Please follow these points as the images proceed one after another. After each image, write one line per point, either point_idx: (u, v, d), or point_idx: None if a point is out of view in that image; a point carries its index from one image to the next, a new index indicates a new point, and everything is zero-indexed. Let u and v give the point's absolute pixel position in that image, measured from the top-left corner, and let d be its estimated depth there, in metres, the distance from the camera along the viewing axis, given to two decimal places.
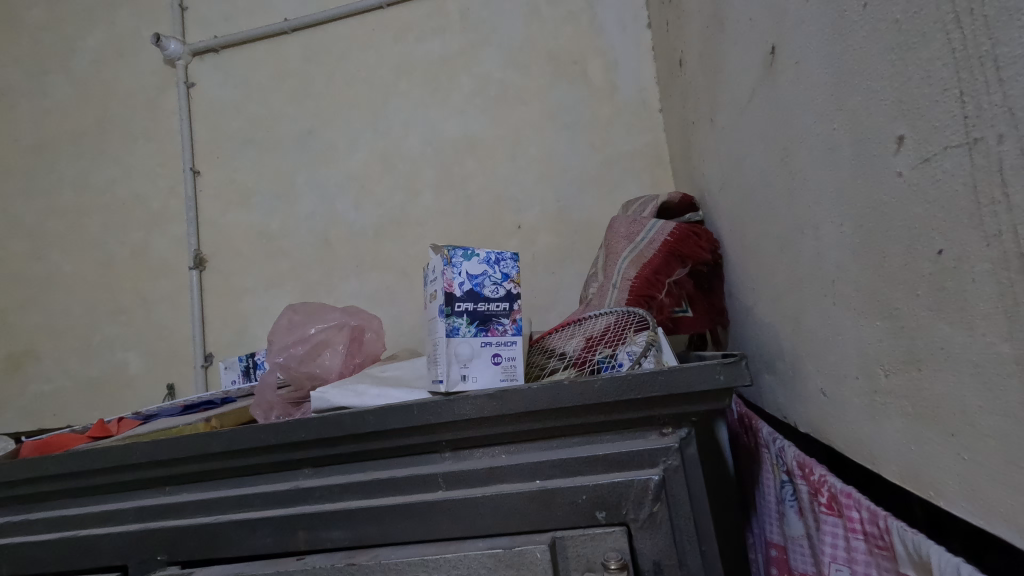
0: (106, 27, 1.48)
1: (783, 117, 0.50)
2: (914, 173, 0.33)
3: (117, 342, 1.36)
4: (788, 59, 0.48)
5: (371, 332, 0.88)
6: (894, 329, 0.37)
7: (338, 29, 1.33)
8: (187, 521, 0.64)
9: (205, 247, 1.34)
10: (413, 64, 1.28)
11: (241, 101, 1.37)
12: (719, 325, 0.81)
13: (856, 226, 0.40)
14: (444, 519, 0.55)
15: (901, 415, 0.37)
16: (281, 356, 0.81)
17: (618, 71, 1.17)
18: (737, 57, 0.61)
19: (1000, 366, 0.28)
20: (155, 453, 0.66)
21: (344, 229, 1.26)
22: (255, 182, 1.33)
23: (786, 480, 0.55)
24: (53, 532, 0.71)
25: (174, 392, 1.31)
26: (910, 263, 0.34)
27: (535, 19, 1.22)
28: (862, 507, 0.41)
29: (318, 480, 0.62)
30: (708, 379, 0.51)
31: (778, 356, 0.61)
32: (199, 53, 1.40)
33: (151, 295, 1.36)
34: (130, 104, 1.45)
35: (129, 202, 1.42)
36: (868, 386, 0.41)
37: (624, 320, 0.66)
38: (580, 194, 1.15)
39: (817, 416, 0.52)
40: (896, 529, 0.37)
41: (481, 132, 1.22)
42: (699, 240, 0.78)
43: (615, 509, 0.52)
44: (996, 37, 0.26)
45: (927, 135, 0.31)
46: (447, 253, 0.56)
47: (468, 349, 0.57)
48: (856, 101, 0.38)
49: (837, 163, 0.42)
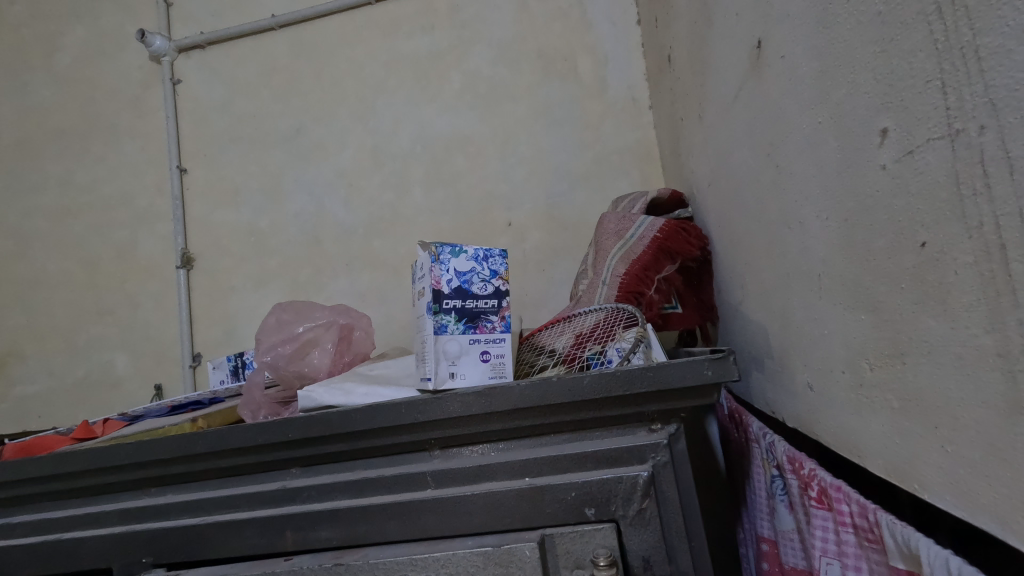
0: (89, 22, 1.46)
1: (770, 111, 0.50)
2: (898, 166, 0.33)
3: (104, 341, 1.35)
4: (774, 54, 0.48)
5: (360, 331, 0.88)
6: (879, 323, 0.37)
7: (325, 25, 1.32)
8: (173, 522, 0.63)
9: (192, 246, 1.32)
10: (402, 61, 1.27)
11: (229, 98, 1.35)
12: (708, 321, 0.81)
13: (841, 220, 0.40)
14: (432, 518, 0.54)
15: (887, 409, 0.37)
16: (268, 355, 0.80)
17: (608, 68, 1.17)
18: (724, 52, 0.61)
19: (981, 358, 0.28)
20: (140, 454, 0.65)
21: (333, 228, 1.25)
22: (243, 180, 1.32)
23: (776, 474, 0.55)
24: (36, 536, 0.70)
25: (161, 393, 1.30)
26: (893, 257, 0.34)
27: (525, 15, 1.22)
28: (852, 501, 0.41)
29: (306, 480, 0.61)
30: (696, 374, 0.51)
31: (766, 352, 0.61)
32: (185, 50, 1.38)
33: (138, 294, 1.35)
34: (115, 102, 1.43)
35: (115, 200, 1.40)
36: (854, 380, 0.41)
37: (613, 316, 0.66)
38: (570, 191, 1.15)
39: (804, 412, 0.52)
40: (885, 522, 0.37)
41: (471, 130, 1.21)
42: (688, 236, 0.78)
43: (604, 506, 0.52)
44: (977, 28, 0.26)
45: (911, 127, 0.31)
46: (435, 250, 0.56)
47: (456, 347, 0.56)
48: (842, 95, 0.38)
49: (822, 157, 0.42)
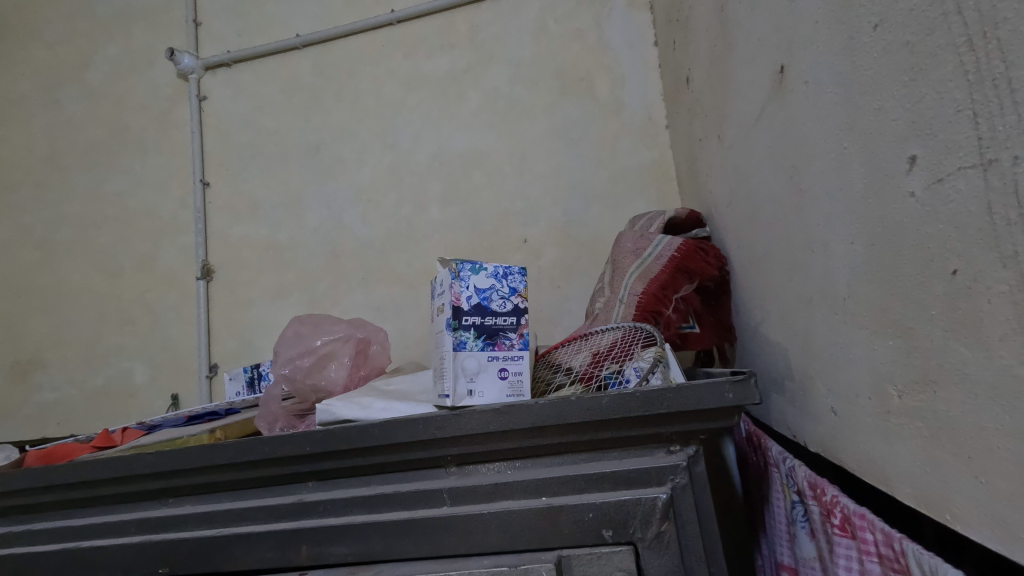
0: (121, 41, 1.52)
1: (793, 136, 0.50)
2: (927, 193, 0.33)
3: (123, 350, 1.37)
4: (797, 79, 0.48)
5: (377, 345, 0.88)
6: (907, 349, 0.37)
7: (348, 45, 1.36)
8: (190, 534, 0.64)
9: (213, 258, 1.35)
10: (422, 80, 1.30)
11: (252, 114, 1.39)
12: (726, 342, 0.81)
13: (868, 244, 0.40)
14: (448, 535, 0.54)
15: (915, 436, 0.37)
16: (286, 368, 0.81)
17: (625, 88, 1.18)
18: (745, 74, 0.61)
19: (1017, 388, 0.28)
20: (159, 464, 0.66)
21: (352, 242, 1.27)
22: (264, 193, 1.35)
23: (797, 500, 0.54)
24: (54, 543, 0.71)
25: (177, 402, 1.31)
26: (923, 284, 0.34)
27: (543, 36, 1.24)
28: (876, 529, 0.41)
29: (322, 494, 0.61)
30: (717, 397, 0.51)
31: (787, 375, 0.60)
32: (212, 67, 1.42)
33: (158, 304, 1.37)
34: (143, 117, 1.47)
35: (138, 211, 1.43)
36: (880, 406, 0.41)
37: (631, 335, 0.66)
38: (585, 209, 1.15)
39: (828, 437, 0.51)
40: (912, 552, 0.37)
41: (488, 147, 1.23)
42: (706, 256, 0.78)
43: (622, 528, 0.51)
44: (1010, 60, 0.26)
45: (940, 155, 0.31)
46: (455, 266, 0.57)
47: (475, 363, 0.57)
48: (867, 121, 0.38)
49: (847, 183, 0.42)
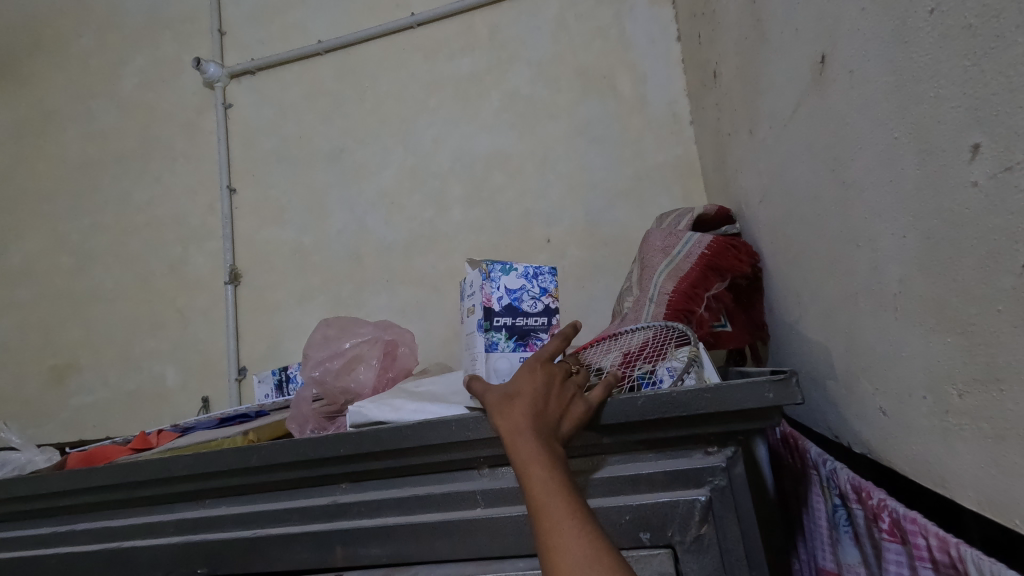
0: (149, 52, 1.55)
1: (835, 128, 0.49)
2: (993, 183, 0.31)
3: (155, 354, 1.40)
4: (840, 68, 0.47)
5: (404, 347, 0.88)
6: (970, 345, 0.35)
7: (369, 49, 1.37)
8: (228, 535, 0.65)
9: (240, 262, 1.37)
10: (443, 81, 1.30)
11: (276, 119, 1.41)
12: (758, 340, 0.79)
13: (923, 237, 0.39)
14: (483, 537, 0.54)
15: (979, 437, 0.35)
16: (316, 370, 0.82)
17: (648, 85, 1.17)
18: (781, 67, 0.60)
19: None
20: (196, 466, 0.66)
21: (375, 245, 1.28)
22: (289, 198, 1.36)
23: (839, 504, 0.52)
24: (97, 543, 0.72)
25: (208, 405, 1.34)
26: (988, 277, 0.33)
27: (564, 34, 1.23)
28: (930, 533, 0.39)
29: (355, 496, 0.61)
30: (756, 398, 0.49)
31: (828, 374, 0.59)
32: (237, 76, 1.45)
33: (188, 309, 1.40)
34: (171, 126, 1.50)
35: (168, 218, 1.46)
36: (937, 405, 0.40)
37: (663, 335, 0.64)
38: (609, 207, 1.14)
39: (876, 438, 0.50)
40: (971, 558, 0.35)
41: (510, 147, 1.22)
42: (738, 253, 0.76)
43: (659, 531, 0.50)
44: None
45: (1008, 142, 0.30)
46: (485, 266, 0.56)
47: (507, 364, 0.56)
48: (922, 110, 0.37)
49: (899, 174, 0.40)
